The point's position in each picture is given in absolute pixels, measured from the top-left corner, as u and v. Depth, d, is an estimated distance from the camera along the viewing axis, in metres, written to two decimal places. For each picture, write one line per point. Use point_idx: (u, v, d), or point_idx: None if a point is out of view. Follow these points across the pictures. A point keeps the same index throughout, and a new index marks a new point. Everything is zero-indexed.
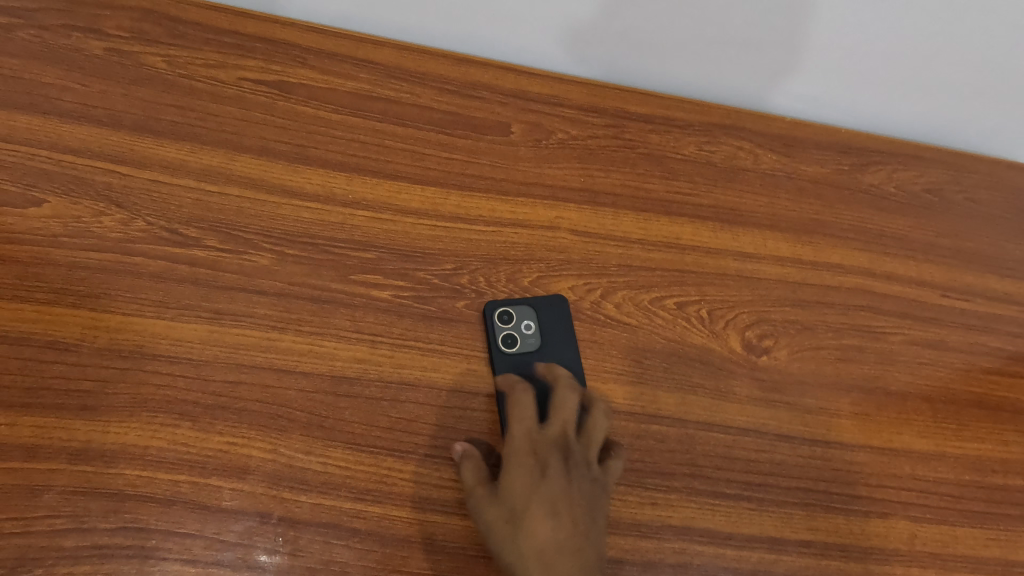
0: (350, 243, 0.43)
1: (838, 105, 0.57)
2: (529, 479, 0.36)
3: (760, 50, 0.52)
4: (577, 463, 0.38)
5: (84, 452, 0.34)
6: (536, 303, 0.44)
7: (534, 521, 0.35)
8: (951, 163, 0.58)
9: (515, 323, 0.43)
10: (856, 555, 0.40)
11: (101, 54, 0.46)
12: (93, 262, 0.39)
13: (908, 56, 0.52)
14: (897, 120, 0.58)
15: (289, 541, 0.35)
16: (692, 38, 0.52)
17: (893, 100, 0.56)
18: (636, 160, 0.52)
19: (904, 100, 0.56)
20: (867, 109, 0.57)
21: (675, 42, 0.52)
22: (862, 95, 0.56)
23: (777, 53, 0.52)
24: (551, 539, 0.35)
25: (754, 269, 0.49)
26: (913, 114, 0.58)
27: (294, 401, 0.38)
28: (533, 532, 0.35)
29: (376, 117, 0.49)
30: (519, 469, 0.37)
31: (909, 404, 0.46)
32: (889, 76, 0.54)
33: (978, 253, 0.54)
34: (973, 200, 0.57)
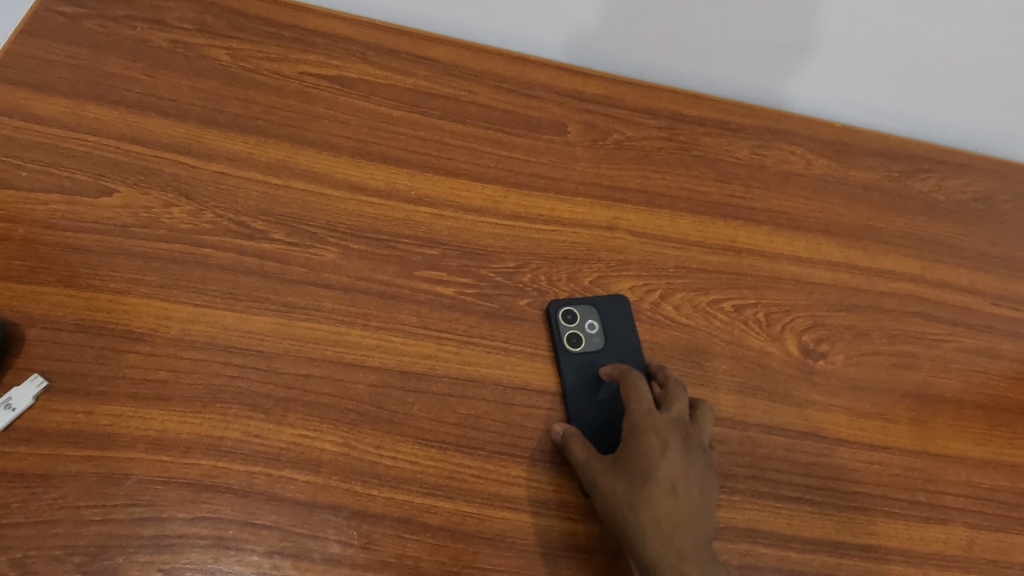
0: (414, 239, 0.44)
1: (877, 109, 0.57)
2: (657, 454, 0.36)
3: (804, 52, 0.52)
4: (694, 448, 0.38)
5: (161, 441, 0.35)
6: (599, 303, 0.44)
7: (653, 496, 0.35)
8: (999, 172, 0.58)
9: (579, 322, 0.43)
10: (918, 561, 0.40)
11: (167, 47, 0.46)
12: (163, 253, 0.40)
13: (955, 59, 0.52)
14: (940, 125, 0.58)
15: (362, 535, 0.35)
16: (736, 39, 0.51)
17: (935, 104, 0.56)
18: (689, 162, 0.52)
19: (949, 106, 0.56)
20: (911, 113, 0.57)
21: (719, 42, 0.52)
22: (902, 99, 0.56)
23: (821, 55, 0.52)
24: (670, 516, 0.35)
25: (809, 274, 0.49)
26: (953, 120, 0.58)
27: (363, 395, 0.38)
28: (652, 506, 0.35)
29: (435, 114, 0.49)
30: (643, 444, 0.37)
31: (964, 411, 0.46)
32: (932, 79, 0.54)
33: None
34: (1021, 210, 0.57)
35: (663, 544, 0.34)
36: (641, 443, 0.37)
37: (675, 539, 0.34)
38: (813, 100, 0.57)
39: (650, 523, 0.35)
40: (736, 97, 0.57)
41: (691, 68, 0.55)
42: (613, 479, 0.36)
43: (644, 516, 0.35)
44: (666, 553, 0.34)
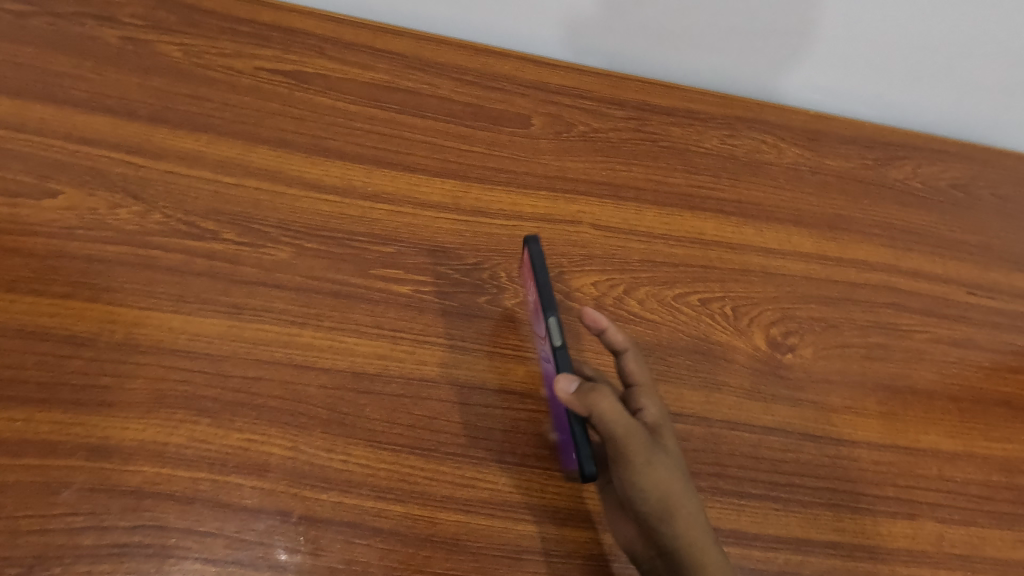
0: (368, 236, 0.42)
1: (854, 96, 0.55)
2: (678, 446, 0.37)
3: (772, 36, 0.51)
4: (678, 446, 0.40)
5: (102, 449, 0.34)
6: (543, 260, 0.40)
7: (677, 476, 0.35)
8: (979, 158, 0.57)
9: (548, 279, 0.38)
10: (884, 557, 0.40)
11: (117, 43, 0.45)
12: (109, 255, 0.39)
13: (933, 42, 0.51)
14: (922, 113, 0.57)
15: (309, 541, 0.34)
16: (703, 24, 0.50)
17: (912, 90, 0.55)
18: (657, 153, 0.50)
19: (929, 92, 0.55)
20: (891, 101, 0.56)
21: (686, 28, 0.51)
22: (878, 85, 0.54)
23: (791, 40, 0.51)
24: (689, 498, 0.35)
25: (778, 265, 0.48)
26: (932, 107, 0.56)
27: (313, 398, 0.37)
28: (677, 485, 0.35)
29: (395, 108, 0.47)
30: (668, 434, 0.37)
31: (936, 403, 0.45)
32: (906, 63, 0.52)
33: (1005, 250, 0.53)
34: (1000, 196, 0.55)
35: (684, 525, 0.34)
36: (667, 432, 0.37)
37: (696, 522, 0.35)
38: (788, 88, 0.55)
39: (676, 502, 0.34)
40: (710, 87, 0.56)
41: (663, 56, 0.53)
42: (649, 452, 0.34)
43: (672, 494, 0.34)
44: (687, 536, 0.34)
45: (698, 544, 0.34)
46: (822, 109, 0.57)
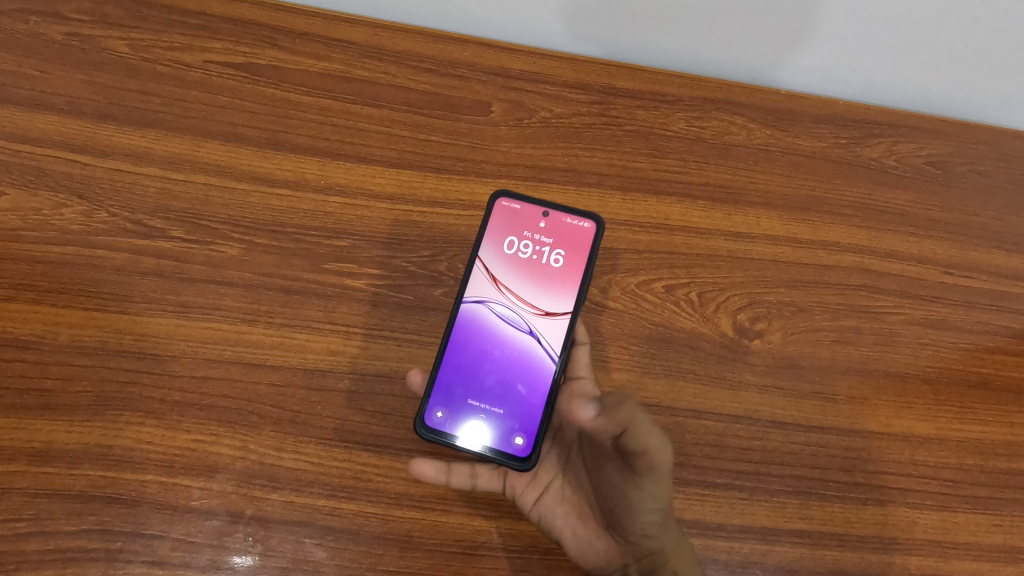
0: (321, 230, 0.41)
1: (854, 81, 0.49)
2: None
3: (760, 22, 0.44)
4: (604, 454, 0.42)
5: (45, 453, 0.36)
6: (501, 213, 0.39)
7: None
8: (988, 139, 0.51)
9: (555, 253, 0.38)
10: (854, 544, 0.41)
11: (62, 40, 0.43)
12: (54, 256, 0.38)
13: (981, 32, 0.43)
14: (960, 100, 0.50)
15: (260, 541, 0.35)
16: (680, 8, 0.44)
17: (924, 75, 0.48)
18: (622, 137, 0.47)
19: (972, 81, 0.48)
20: (924, 88, 0.49)
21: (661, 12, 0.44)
22: (883, 70, 0.48)
23: (781, 25, 0.44)
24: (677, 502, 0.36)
25: (747, 249, 0.46)
26: (946, 92, 0.49)
27: (263, 395, 0.38)
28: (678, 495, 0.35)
29: (349, 98, 0.44)
30: None
31: (909, 385, 0.45)
32: (918, 49, 0.45)
33: (1001, 231, 0.49)
34: (988, 173, 0.51)
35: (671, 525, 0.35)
36: None
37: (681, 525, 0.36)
38: (804, 76, 0.49)
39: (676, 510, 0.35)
40: (716, 74, 0.50)
41: (665, 45, 0.47)
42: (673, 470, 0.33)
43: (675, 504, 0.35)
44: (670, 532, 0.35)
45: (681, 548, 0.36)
46: (818, 94, 0.51)
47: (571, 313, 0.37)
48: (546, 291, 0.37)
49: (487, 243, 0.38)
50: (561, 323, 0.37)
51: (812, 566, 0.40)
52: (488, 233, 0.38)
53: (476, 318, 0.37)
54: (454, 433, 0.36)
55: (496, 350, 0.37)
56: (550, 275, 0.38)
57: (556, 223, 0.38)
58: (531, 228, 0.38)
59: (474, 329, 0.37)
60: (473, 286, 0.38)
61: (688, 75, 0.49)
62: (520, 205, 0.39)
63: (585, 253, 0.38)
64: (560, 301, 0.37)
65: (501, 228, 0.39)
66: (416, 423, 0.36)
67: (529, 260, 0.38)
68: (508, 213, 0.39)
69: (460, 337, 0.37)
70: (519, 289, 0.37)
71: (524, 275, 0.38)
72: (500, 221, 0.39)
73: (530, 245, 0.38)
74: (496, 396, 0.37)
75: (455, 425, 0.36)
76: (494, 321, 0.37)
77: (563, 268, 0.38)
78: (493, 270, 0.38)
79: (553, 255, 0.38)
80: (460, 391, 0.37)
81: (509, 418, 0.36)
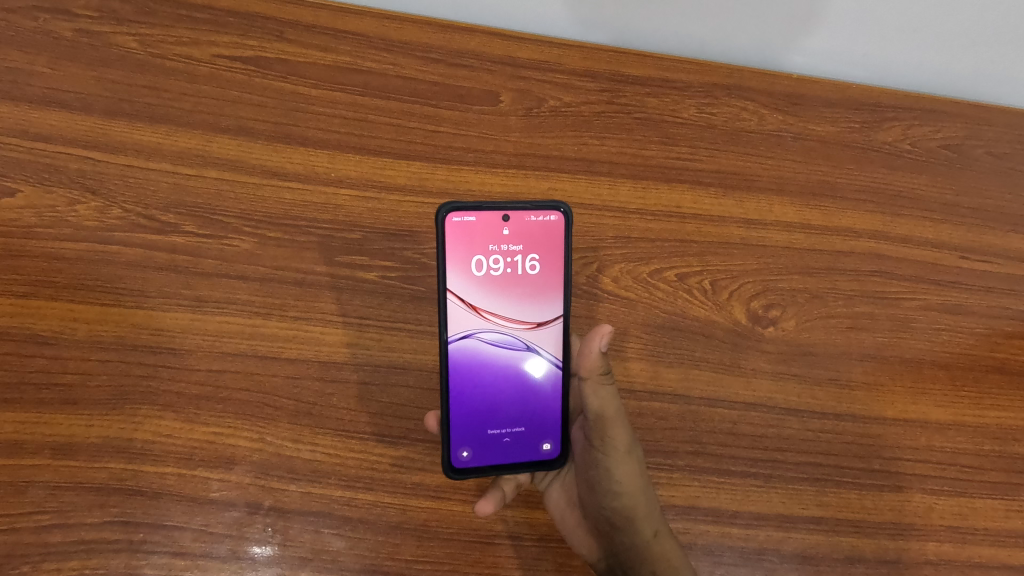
0: (333, 223, 0.41)
1: (869, 61, 0.48)
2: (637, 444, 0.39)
3: None
4: None
5: (67, 447, 0.36)
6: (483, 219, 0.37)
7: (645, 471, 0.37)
8: (1007, 123, 0.50)
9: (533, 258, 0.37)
10: (870, 531, 0.41)
11: (70, 36, 0.42)
12: (69, 252, 0.39)
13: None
14: (980, 81, 0.49)
15: (279, 532, 0.36)
16: None
17: (939, 51, 0.47)
18: (633, 126, 0.46)
19: (985, 58, 0.47)
20: (942, 70, 0.48)
21: None
22: (897, 47, 0.47)
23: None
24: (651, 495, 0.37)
25: (760, 236, 0.45)
26: (960, 71, 0.48)
27: (279, 388, 0.38)
28: (644, 479, 0.37)
29: (357, 90, 0.43)
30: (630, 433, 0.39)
31: (925, 371, 0.44)
32: (930, 19, 0.45)
33: (1018, 215, 0.49)
34: (1006, 156, 0.50)
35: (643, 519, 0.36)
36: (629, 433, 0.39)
37: (654, 519, 0.36)
38: (819, 59, 0.48)
39: (644, 496, 0.36)
40: (729, 61, 0.49)
41: (672, 28, 0.47)
42: (625, 447, 0.36)
43: (641, 488, 0.36)
44: (643, 527, 0.36)
45: (654, 543, 0.36)
46: (834, 78, 0.49)
47: (561, 318, 0.37)
48: (531, 303, 0.37)
49: (452, 271, 0.36)
50: (552, 331, 0.37)
51: (829, 551, 0.40)
52: (451, 257, 0.36)
53: (464, 350, 0.37)
54: (483, 466, 0.37)
55: (494, 372, 0.37)
56: (531, 286, 0.37)
57: (520, 227, 0.37)
58: (498, 240, 0.37)
59: (469, 361, 0.37)
60: (453, 318, 0.36)
61: (700, 60, 0.48)
62: (475, 217, 0.36)
63: (556, 249, 0.37)
64: (546, 309, 0.37)
65: (463, 248, 0.36)
66: (445, 466, 0.37)
67: (501, 271, 0.37)
68: (468, 227, 0.36)
69: (456, 371, 0.37)
70: (503, 309, 0.37)
71: (504, 293, 0.37)
72: (459, 239, 0.36)
73: (501, 260, 0.37)
74: (506, 415, 0.38)
75: (478, 456, 0.37)
76: (485, 348, 0.37)
77: (541, 274, 0.37)
78: (470, 299, 0.37)
79: (527, 263, 0.37)
80: (471, 422, 0.37)
81: (531, 431, 0.38)
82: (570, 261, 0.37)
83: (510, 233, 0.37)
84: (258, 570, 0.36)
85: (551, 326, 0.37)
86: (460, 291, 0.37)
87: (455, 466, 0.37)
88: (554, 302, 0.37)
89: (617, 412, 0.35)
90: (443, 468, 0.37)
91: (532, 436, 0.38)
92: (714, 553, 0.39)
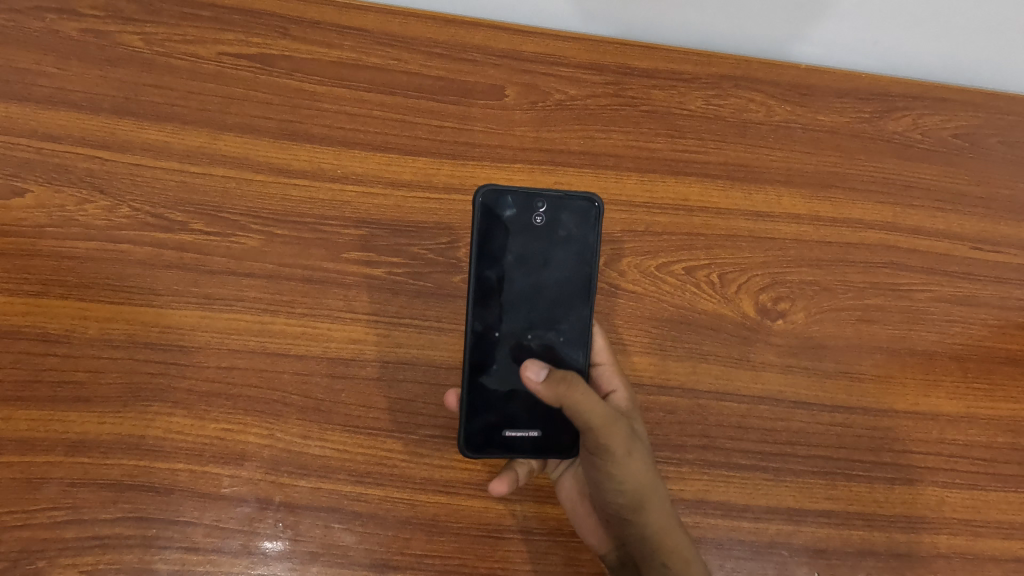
0: (340, 220, 0.41)
1: (878, 50, 0.47)
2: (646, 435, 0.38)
3: None
4: None
5: (80, 444, 0.37)
6: (514, 203, 0.37)
7: (652, 466, 0.36)
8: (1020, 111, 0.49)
9: (562, 247, 0.38)
10: (881, 524, 0.41)
11: (77, 36, 0.42)
12: (79, 251, 0.39)
13: None
14: (993, 69, 0.48)
15: (290, 527, 0.37)
16: None
17: (952, 41, 0.46)
18: (639, 119, 0.45)
19: (1000, 46, 0.46)
20: (953, 57, 0.47)
21: None
22: (909, 36, 0.46)
23: None
24: (661, 487, 0.36)
25: (769, 229, 0.45)
26: (974, 59, 0.47)
27: (288, 384, 0.38)
28: (651, 475, 0.36)
29: (362, 86, 0.43)
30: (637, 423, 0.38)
31: (936, 363, 0.44)
32: (946, 10, 0.44)
33: None
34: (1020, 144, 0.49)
35: (650, 511, 0.36)
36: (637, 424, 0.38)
37: (666, 512, 0.36)
38: (827, 49, 0.48)
39: (652, 492, 0.36)
40: (735, 51, 0.48)
41: (678, 19, 0.46)
42: (623, 444, 0.35)
43: (647, 485, 0.36)
44: (651, 519, 0.36)
45: (667, 537, 0.35)
46: (840, 67, 0.49)
47: (585, 308, 0.38)
48: (556, 291, 0.38)
49: (483, 250, 0.37)
50: (577, 319, 0.38)
51: (840, 545, 0.40)
52: (483, 237, 0.37)
53: (489, 331, 0.37)
54: (496, 447, 0.38)
55: (518, 355, 0.38)
56: (557, 274, 0.38)
57: (552, 214, 0.38)
58: (530, 223, 0.37)
59: (491, 342, 0.38)
60: (481, 298, 0.37)
61: (706, 52, 0.47)
62: (509, 201, 0.37)
63: (585, 239, 0.38)
64: (572, 299, 0.38)
65: (494, 231, 0.37)
66: (461, 443, 0.37)
67: (531, 258, 0.37)
68: (500, 210, 0.37)
69: (481, 352, 0.37)
70: (529, 295, 0.38)
71: (530, 279, 0.38)
72: (492, 221, 0.37)
73: (530, 249, 0.37)
74: (526, 400, 0.38)
75: (496, 437, 0.38)
76: (507, 331, 0.38)
77: (569, 262, 0.38)
78: (497, 279, 0.37)
79: (557, 251, 0.38)
80: (492, 403, 0.38)
81: (547, 416, 0.38)
82: (597, 251, 0.38)
83: (542, 220, 0.38)
84: (269, 565, 0.36)
85: (575, 313, 0.38)
86: (490, 273, 0.37)
87: (471, 445, 0.38)
88: (580, 290, 0.38)
89: (606, 417, 0.34)
90: (459, 446, 0.38)
91: (550, 422, 0.38)
92: (723, 547, 0.39)
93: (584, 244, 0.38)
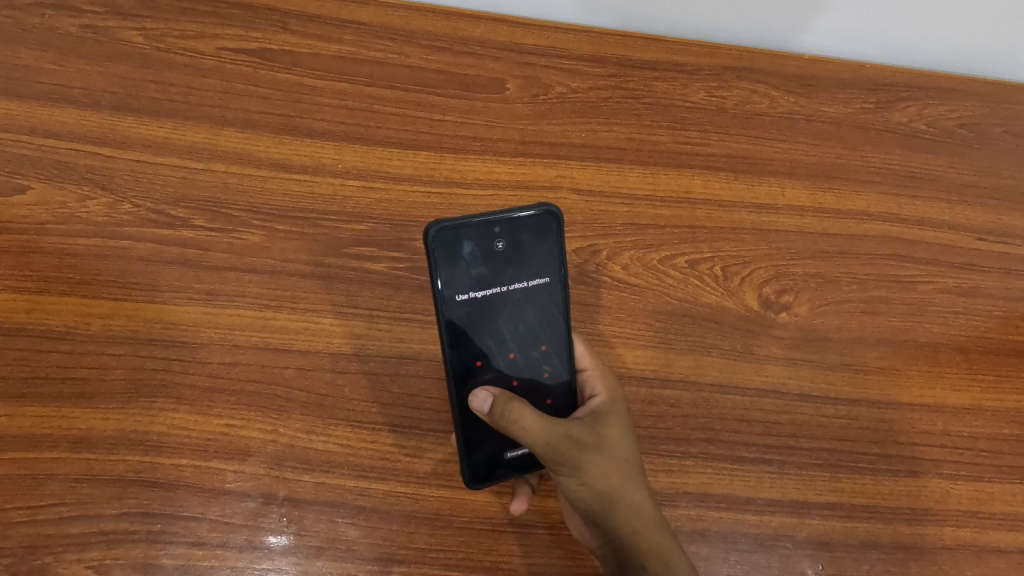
0: (340, 215, 0.41)
1: (883, 40, 0.47)
2: (619, 438, 0.37)
3: None
4: None
5: (85, 440, 0.37)
6: (475, 231, 0.36)
7: (615, 473, 0.35)
8: None
9: (529, 264, 0.38)
10: (886, 516, 0.41)
11: (76, 32, 0.42)
12: (81, 248, 0.39)
13: None
14: (999, 57, 0.48)
15: (294, 521, 0.37)
16: None
17: (958, 30, 0.45)
18: (641, 111, 0.45)
19: (1007, 35, 0.46)
20: (957, 45, 0.47)
21: None
22: (915, 26, 0.45)
23: None
24: (632, 488, 0.36)
25: (772, 221, 0.45)
26: (980, 47, 0.47)
27: (291, 379, 0.38)
28: (616, 481, 0.35)
29: (363, 80, 0.43)
30: (609, 425, 0.37)
31: (941, 355, 0.44)
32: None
33: None
34: None
35: (619, 518, 0.35)
36: (609, 427, 0.37)
37: (638, 513, 0.36)
38: (830, 39, 0.47)
39: (619, 498, 0.35)
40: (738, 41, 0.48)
41: (680, 11, 0.46)
42: (572, 458, 0.35)
43: (609, 494, 0.35)
44: (621, 524, 0.35)
45: (643, 537, 0.35)
46: (844, 57, 0.48)
47: (563, 319, 0.39)
48: (531, 308, 0.38)
49: (450, 286, 0.36)
50: (555, 332, 0.39)
51: (844, 537, 0.40)
52: (448, 278, 0.36)
53: (472, 367, 0.37)
54: (502, 471, 0.38)
55: (504, 380, 0.38)
56: (528, 294, 0.38)
57: (513, 235, 0.37)
58: (492, 250, 0.37)
59: (477, 374, 0.38)
60: (458, 338, 0.37)
61: (708, 43, 0.47)
62: (469, 230, 0.36)
63: (549, 252, 0.38)
64: (548, 314, 0.38)
65: (459, 267, 0.36)
66: (467, 477, 0.38)
67: (500, 284, 0.37)
68: (456, 245, 0.36)
69: (467, 390, 0.37)
70: (505, 321, 0.38)
71: (503, 305, 0.38)
72: (451, 261, 0.36)
73: (498, 273, 0.37)
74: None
75: (498, 464, 0.38)
76: (492, 358, 0.38)
77: (539, 280, 0.38)
78: (471, 313, 0.37)
79: (524, 272, 0.38)
80: (488, 433, 0.38)
81: None
82: (565, 262, 0.38)
83: (503, 245, 0.37)
84: (274, 561, 0.36)
85: (553, 327, 0.39)
86: (461, 307, 0.37)
87: (477, 476, 0.38)
88: (554, 302, 0.38)
89: (551, 438, 0.35)
90: (466, 481, 0.38)
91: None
92: (727, 540, 0.39)
93: (551, 256, 0.38)
